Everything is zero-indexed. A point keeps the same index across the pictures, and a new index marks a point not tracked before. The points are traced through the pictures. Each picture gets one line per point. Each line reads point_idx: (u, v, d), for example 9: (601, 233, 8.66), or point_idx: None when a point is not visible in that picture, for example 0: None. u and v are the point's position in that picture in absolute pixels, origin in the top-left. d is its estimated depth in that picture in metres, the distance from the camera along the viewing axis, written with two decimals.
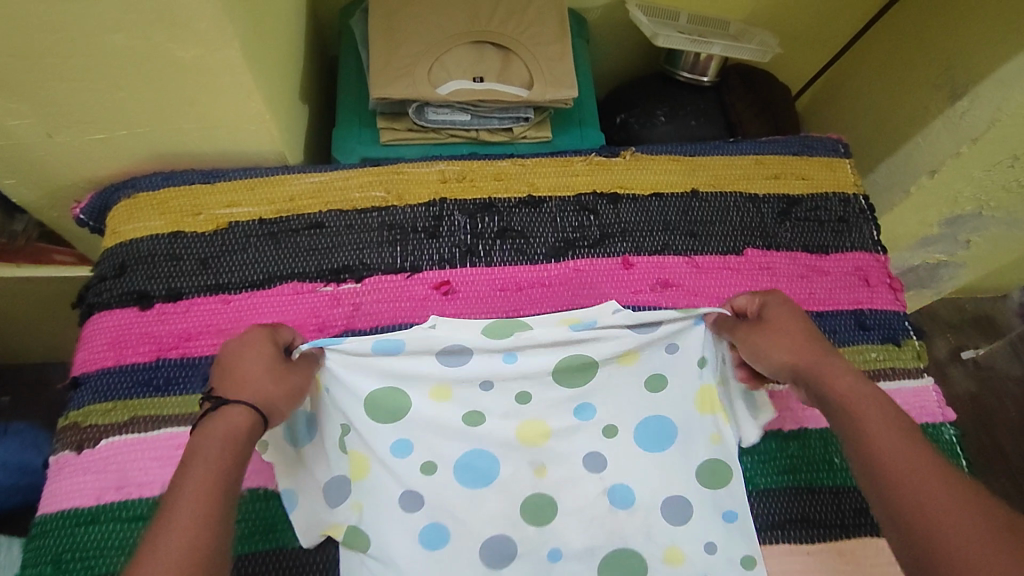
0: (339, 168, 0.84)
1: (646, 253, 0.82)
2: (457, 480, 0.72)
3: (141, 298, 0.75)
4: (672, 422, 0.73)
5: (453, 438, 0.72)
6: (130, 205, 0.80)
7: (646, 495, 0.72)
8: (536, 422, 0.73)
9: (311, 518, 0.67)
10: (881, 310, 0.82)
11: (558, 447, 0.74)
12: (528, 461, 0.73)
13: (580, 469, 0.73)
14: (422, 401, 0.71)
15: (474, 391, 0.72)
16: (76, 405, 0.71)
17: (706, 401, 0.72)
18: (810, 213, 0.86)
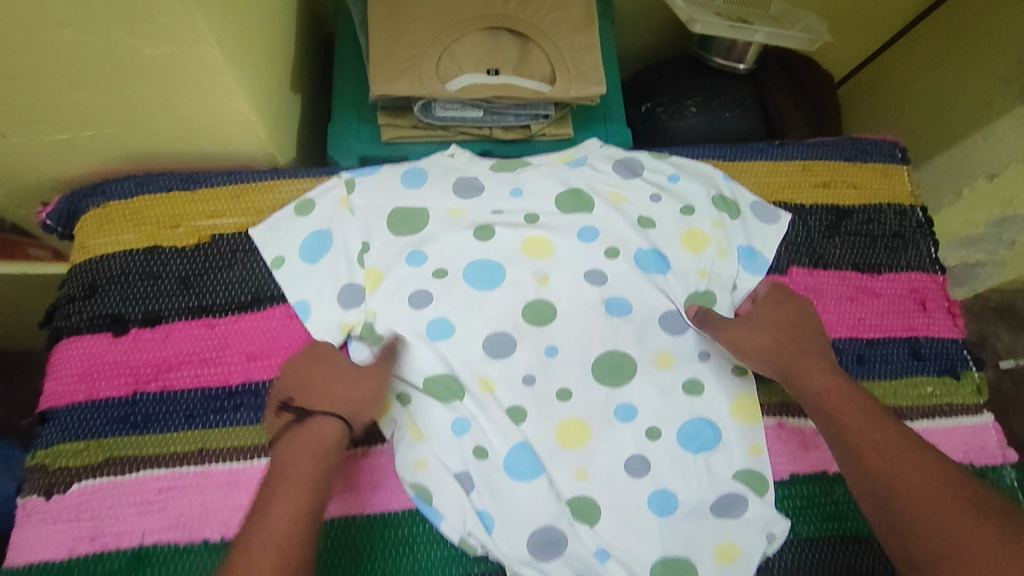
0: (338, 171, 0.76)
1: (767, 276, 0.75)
2: (478, 359, 0.69)
3: (115, 323, 0.67)
4: (670, 258, 0.75)
5: (472, 255, 0.73)
6: (101, 215, 0.71)
7: (650, 411, 0.68)
8: (544, 238, 0.74)
9: (326, 322, 0.68)
10: (937, 337, 0.74)
11: (566, 338, 0.71)
12: (541, 350, 0.70)
13: (591, 375, 0.70)
14: (441, 220, 0.74)
15: (506, 256, 0.73)
16: (43, 443, 0.63)
17: (697, 239, 0.76)
18: (862, 226, 0.77)
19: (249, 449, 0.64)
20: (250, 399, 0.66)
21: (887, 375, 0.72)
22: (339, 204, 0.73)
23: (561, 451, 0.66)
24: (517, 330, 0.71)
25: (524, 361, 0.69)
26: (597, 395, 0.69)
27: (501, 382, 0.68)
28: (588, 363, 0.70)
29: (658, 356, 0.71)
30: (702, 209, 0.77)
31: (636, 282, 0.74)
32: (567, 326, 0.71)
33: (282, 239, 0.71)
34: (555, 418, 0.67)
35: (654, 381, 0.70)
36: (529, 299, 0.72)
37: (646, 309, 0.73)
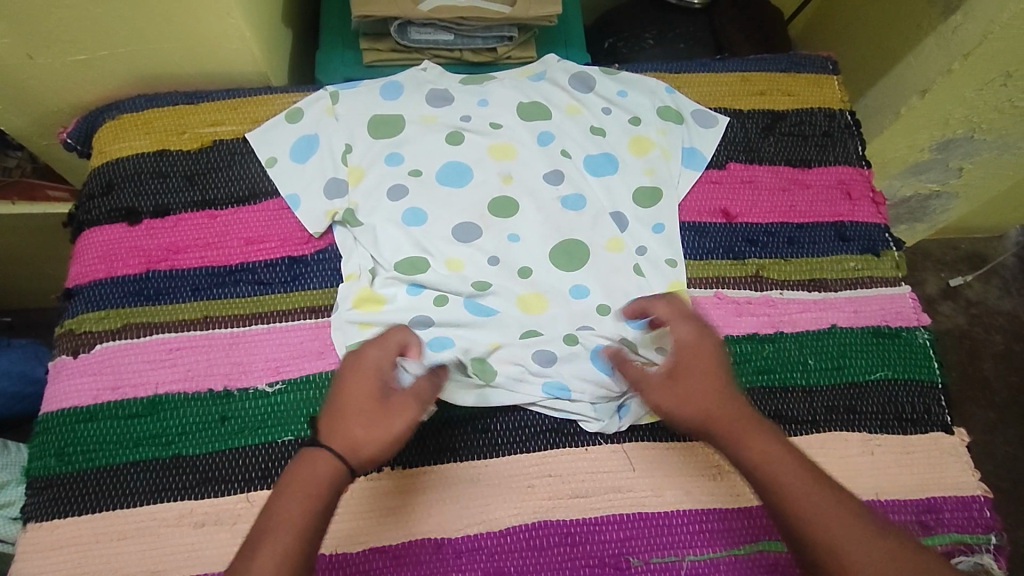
0: (327, 87, 0.86)
1: (716, 170, 0.84)
2: (448, 245, 0.78)
3: (129, 214, 0.76)
4: (618, 160, 0.83)
5: (443, 155, 0.82)
6: (115, 125, 0.81)
7: (596, 291, 0.76)
8: (508, 142, 0.83)
9: (313, 209, 0.78)
10: (862, 222, 0.82)
11: (524, 230, 0.79)
12: (503, 238, 0.79)
13: (548, 261, 0.78)
14: (416, 127, 0.83)
15: (472, 155, 0.82)
16: (70, 313, 0.73)
17: (642, 143, 0.84)
18: (795, 128, 0.86)
19: (247, 317, 0.73)
20: (248, 276, 0.75)
21: (815, 254, 0.80)
22: (325, 112, 0.83)
23: (519, 317, 0.74)
24: (483, 219, 0.79)
25: (488, 245, 0.78)
26: (555, 276, 0.77)
27: (467, 262, 0.77)
28: (547, 249, 0.78)
29: (608, 245, 0.79)
30: (649, 120, 0.85)
31: (586, 181, 0.82)
32: (528, 217, 0.80)
33: (276, 143, 0.81)
34: (515, 292, 0.76)
35: (604, 266, 0.77)
36: (494, 194, 0.80)
37: (597, 204, 0.81)
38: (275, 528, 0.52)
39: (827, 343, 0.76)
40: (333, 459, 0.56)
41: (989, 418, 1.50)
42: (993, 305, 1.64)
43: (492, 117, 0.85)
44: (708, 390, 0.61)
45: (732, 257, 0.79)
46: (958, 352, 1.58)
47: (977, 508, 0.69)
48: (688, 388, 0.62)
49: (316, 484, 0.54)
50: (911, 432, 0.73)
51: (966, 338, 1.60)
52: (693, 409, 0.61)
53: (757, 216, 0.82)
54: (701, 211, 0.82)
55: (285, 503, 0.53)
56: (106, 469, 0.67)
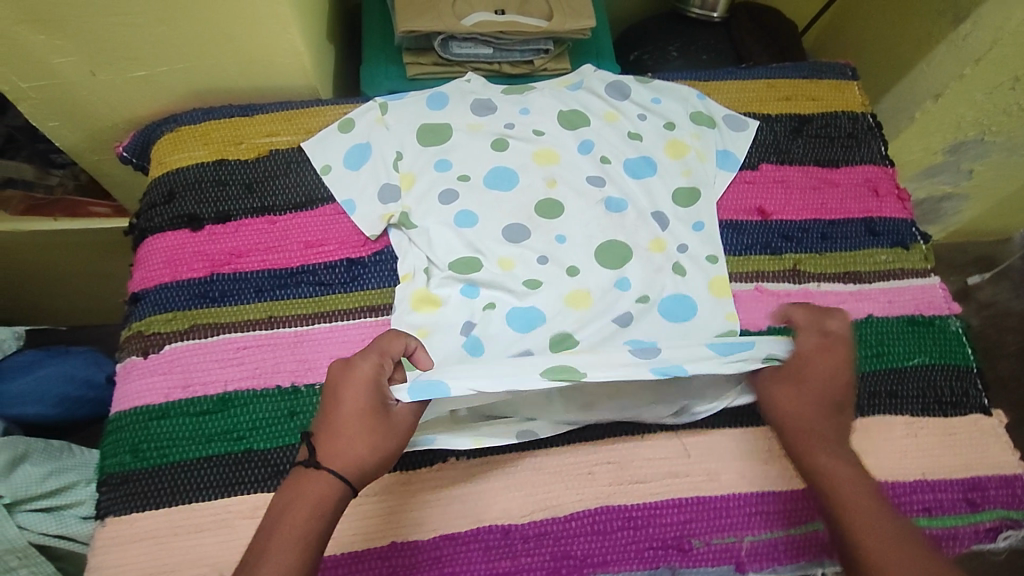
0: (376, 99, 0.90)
1: (750, 172, 0.88)
2: (499, 245, 0.80)
3: (191, 221, 0.79)
4: (655, 165, 0.87)
5: (491, 160, 0.85)
6: (174, 138, 0.84)
7: (643, 286, 0.79)
8: (551, 148, 0.87)
9: (368, 214, 0.81)
10: (890, 217, 0.86)
11: (570, 230, 0.82)
12: (550, 237, 0.82)
13: (595, 260, 0.80)
14: (462, 135, 0.87)
15: (518, 160, 0.86)
16: (139, 316, 0.75)
17: (677, 148, 0.88)
18: (821, 130, 0.91)
19: (310, 316, 0.76)
20: (308, 277, 0.78)
21: (848, 248, 0.84)
22: (374, 122, 0.87)
23: (566, 310, 0.77)
24: (531, 220, 0.82)
25: (536, 245, 0.81)
26: (601, 273, 0.79)
27: (517, 261, 0.80)
28: (593, 248, 0.81)
29: (652, 243, 0.82)
30: (683, 126, 0.89)
31: (627, 184, 0.86)
32: (574, 218, 0.83)
33: (330, 151, 0.85)
34: (564, 288, 0.78)
35: (649, 264, 0.80)
36: (540, 197, 0.84)
37: (638, 205, 0.84)
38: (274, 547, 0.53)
39: (864, 333, 0.79)
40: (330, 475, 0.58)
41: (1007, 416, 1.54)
42: (1004, 306, 1.69)
43: (534, 124, 0.89)
44: (811, 406, 0.66)
45: (769, 252, 0.83)
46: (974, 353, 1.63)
47: (1019, 484, 0.72)
48: (799, 401, 0.67)
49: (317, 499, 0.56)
50: (952, 414, 0.75)
51: (981, 339, 1.64)
52: (794, 416, 0.67)
53: (791, 213, 0.85)
54: (738, 210, 0.85)
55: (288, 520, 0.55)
56: (180, 465, 0.68)
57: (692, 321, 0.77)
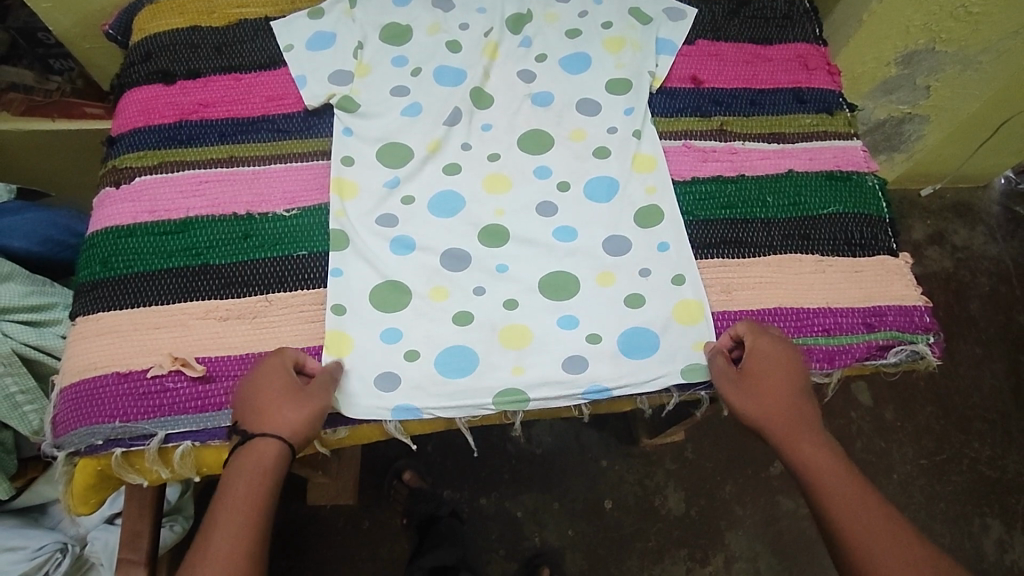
0: None
1: (687, 47, 0.93)
2: (431, 130, 0.85)
3: (166, 76, 0.87)
4: (590, 61, 0.91)
5: (441, 57, 0.90)
6: (154, 8, 0.92)
7: (563, 172, 0.83)
8: (495, 43, 0.91)
9: (319, 83, 0.87)
10: (818, 88, 0.91)
11: (500, 123, 0.86)
12: (483, 128, 0.86)
13: (520, 151, 0.85)
14: (421, 31, 0.92)
15: (464, 56, 0.90)
16: (115, 155, 0.83)
17: (617, 42, 0.92)
18: (757, 12, 0.96)
19: (268, 157, 0.83)
20: (268, 125, 0.85)
21: (775, 113, 0.89)
22: (343, 15, 0.92)
23: (483, 186, 0.82)
24: (465, 107, 0.86)
25: (466, 132, 0.85)
26: (520, 158, 0.84)
27: (449, 137, 0.84)
28: (516, 137, 0.85)
29: (573, 133, 0.86)
30: (619, 22, 0.94)
31: (557, 80, 0.89)
32: (502, 111, 0.87)
33: (293, 31, 0.91)
34: (483, 172, 0.83)
35: (569, 151, 0.85)
36: (474, 85, 0.88)
37: (569, 99, 0.88)
38: (214, 551, 0.55)
39: (783, 185, 0.84)
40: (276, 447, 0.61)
41: (978, 354, 1.50)
42: (980, 250, 1.64)
43: (484, 23, 0.93)
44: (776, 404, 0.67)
45: (699, 115, 0.88)
46: (944, 292, 1.57)
47: (918, 314, 0.76)
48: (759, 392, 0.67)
49: (260, 470, 0.60)
50: (859, 255, 0.80)
51: (952, 280, 1.59)
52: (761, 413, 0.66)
53: (724, 83, 0.91)
54: (673, 79, 0.91)
55: (230, 521, 0.57)
56: (143, 275, 0.75)
57: (614, 198, 0.82)
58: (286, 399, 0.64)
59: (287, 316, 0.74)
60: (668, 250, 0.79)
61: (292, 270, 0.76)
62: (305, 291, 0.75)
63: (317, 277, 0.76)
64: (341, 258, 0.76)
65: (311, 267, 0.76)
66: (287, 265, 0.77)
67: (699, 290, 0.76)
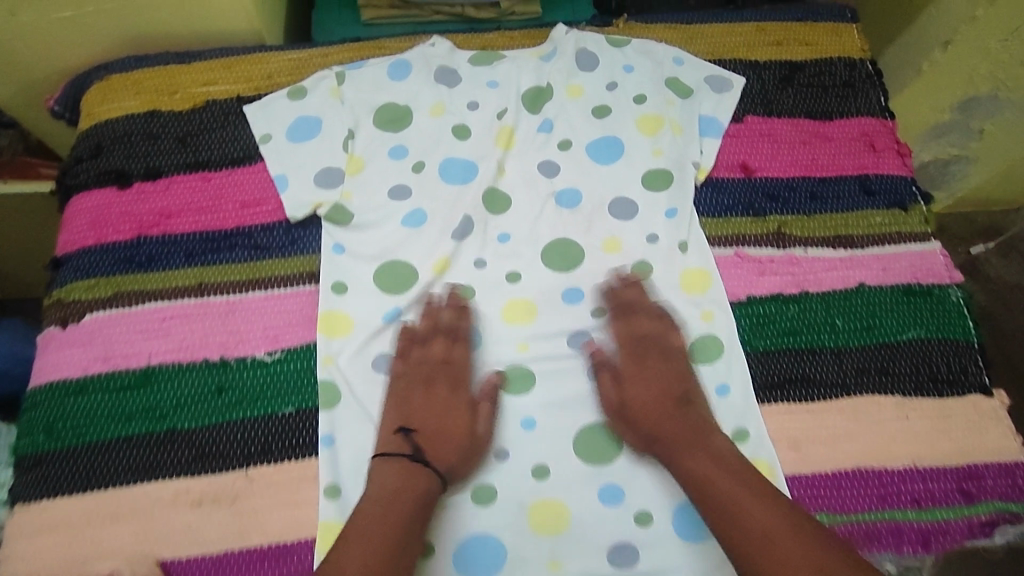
0: (325, 62, 0.81)
1: (734, 127, 0.79)
2: (438, 242, 0.71)
3: (119, 178, 0.73)
4: (622, 146, 0.77)
5: (446, 147, 0.76)
6: (104, 87, 0.78)
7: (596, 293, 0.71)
8: (508, 128, 0.77)
9: (303, 190, 0.73)
10: (887, 175, 0.78)
11: (519, 230, 0.73)
12: (499, 236, 0.73)
13: (544, 266, 0.72)
14: (422, 114, 0.78)
15: (473, 142, 0.77)
16: (60, 283, 0.69)
17: (653, 120, 0.78)
18: (814, 79, 0.82)
19: (245, 283, 0.69)
20: (244, 241, 0.71)
21: (840, 209, 0.76)
22: (329, 94, 0.78)
23: (503, 316, 0.70)
24: (476, 211, 0.73)
25: (479, 244, 0.72)
26: (545, 276, 0.71)
27: (459, 253, 0.72)
28: (539, 248, 0.73)
29: (606, 242, 0.73)
30: (654, 95, 0.79)
31: (585, 173, 0.76)
32: (521, 215, 0.74)
33: (271, 117, 0.76)
34: (502, 295, 0.71)
35: (602, 266, 0.72)
36: (487, 184, 0.75)
37: (600, 198, 0.75)
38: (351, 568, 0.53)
39: (854, 304, 0.72)
40: (429, 473, 0.60)
41: None
42: None
43: (497, 102, 0.79)
44: (653, 397, 0.64)
45: (752, 214, 0.75)
46: None
47: (1020, 474, 0.65)
48: (645, 382, 0.65)
49: (407, 492, 0.58)
50: (947, 394, 0.68)
51: None
52: (634, 404, 0.64)
53: (779, 173, 0.77)
54: (719, 169, 0.77)
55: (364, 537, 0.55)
56: (97, 446, 0.62)
57: None
58: (448, 426, 0.63)
59: (273, 498, 0.61)
60: (727, 396, 0.67)
61: (277, 433, 0.64)
62: (293, 462, 0.62)
63: (308, 444, 0.63)
64: (336, 420, 0.64)
65: (301, 430, 0.64)
66: (271, 426, 0.64)
67: (763, 447, 0.64)
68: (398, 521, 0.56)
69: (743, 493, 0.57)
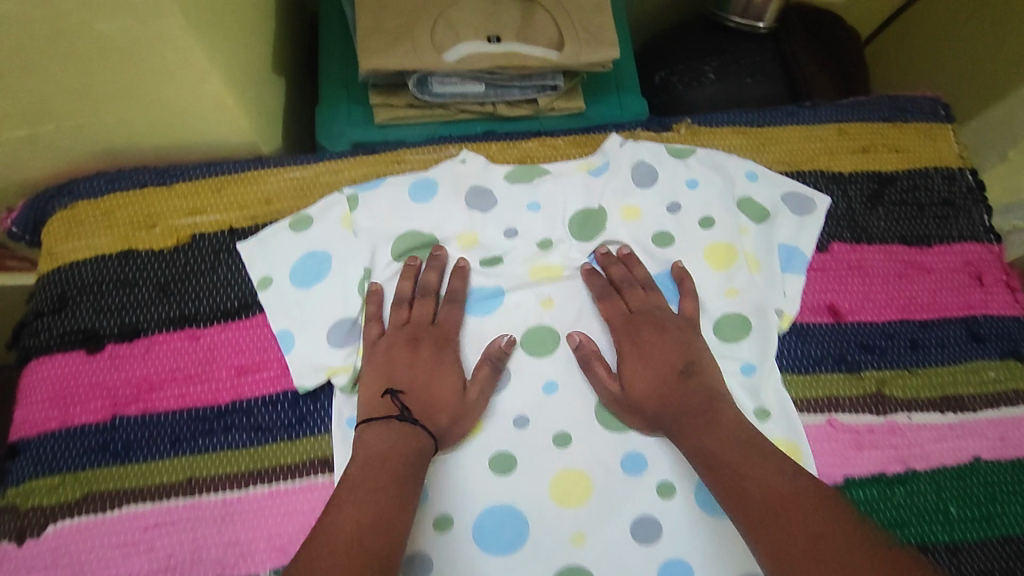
0: (337, 182, 0.69)
1: (818, 256, 0.67)
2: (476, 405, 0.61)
3: (89, 339, 0.60)
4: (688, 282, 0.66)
5: (479, 282, 0.66)
6: (68, 217, 0.64)
7: (662, 466, 0.60)
8: (556, 262, 0.68)
9: (313, 351, 0.61)
10: (997, 316, 0.67)
11: (568, 386, 0.63)
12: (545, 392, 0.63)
13: (600, 433, 0.61)
14: (449, 241, 0.67)
15: (513, 276, 0.67)
16: (14, 479, 0.56)
17: (724, 253, 0.67)
18: (907, 195, 0.70)
19: (244, 476, 0.57)
20: (241, 419, 0.59)
21: (947, 362, 0.65)
22: (340, 223, 0.66)
23: (553, 496, 0.59)
24: (516, 363, 0.63)
25: (524, 400, 0.62)
26: (602, 443, 0.61)
27: (499, 419, 0.61)
28: (593, 408, 0.62)
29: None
30: (722, 218, 0.68)
31: None
32: (570, 364, 0.64)
33: (271, 257, 0.64)
34: (550, 469, 0.60)
35: None
36: (531, 326, 0.65)
37: None
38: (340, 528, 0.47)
39: (970, 484, 0.60)
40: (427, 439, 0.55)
41: None
42: None
43: (540, 230, 0.69)
44: (660, 376, 0.60)
45: (844, 369, 0.64)
46: None
47: None
48: (649, 359, 0.61)
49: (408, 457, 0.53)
50: None
51: None
52: (637, 387, 0.60)
53: (873, 316, 0.66)
54: (802, 312, 0.66)
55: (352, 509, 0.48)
56: None
57: None
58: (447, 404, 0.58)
59: None
60: None
61: None
62: None
63: None
64: None
65: None
66: None
67: None
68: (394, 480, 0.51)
69: (767, 468, 0.52)
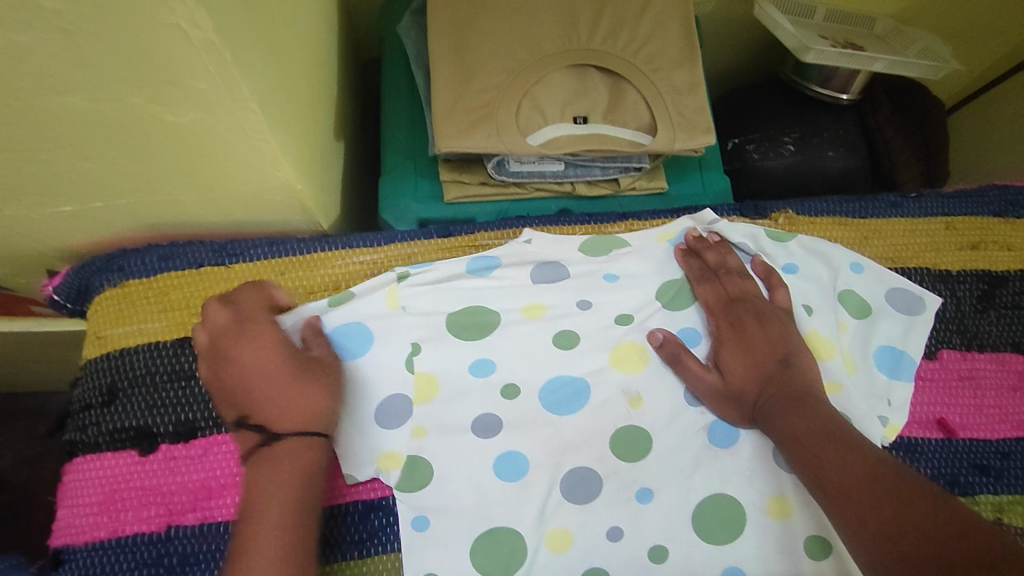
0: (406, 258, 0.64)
1: (926, 362, 0.62)
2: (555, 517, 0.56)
3: (141, 438, 0.56)
4: None
5: (557, 367, 0.61)
6: (118, 296, 0.60)
7: None
8: (634, 347, 0.62)
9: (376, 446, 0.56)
10: None
11: (659, 492, 0.57)
12: (632, 498, 0.57)
13: (691, 547, 0.56)
14: (515, 314, 0.62)
15: (597, 365, 0.61)
16: None
17: (824, 345, 0.61)
18: (1018, 298, 0.65)
19: None
20: None
21: None
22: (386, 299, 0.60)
23: None
24: (602, 464, 0.58)
25: (613, 508, 0.56)
26: (694, 558, 0.56)
27: (581, 532, 0.56)
28: (688, 518, 0.57)
29: (772, 503, 0.57)
30: (822, 307, 0.63)
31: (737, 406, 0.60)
32: (664, 466, 0.58)
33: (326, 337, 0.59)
34: None
35: (769, 542, 0.56)
36: (618, 426, 0.59)
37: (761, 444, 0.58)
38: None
39: None
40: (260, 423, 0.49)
41: None
42: None
43: (617, 302, 0.63)
44: (750, 367, 0.58)
45: (959, 493, 0.58)
46: None
47: None
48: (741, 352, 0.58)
49: (301, 472, 0.48)
50: None
51: None
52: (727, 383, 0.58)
53: (988, 432, 0.61)
54: (913, 424, 0.60)
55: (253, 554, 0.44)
56: None
57: None
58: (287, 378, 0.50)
59: None
60: None
61: None
62: None
63: None
64: None
65: None
66: None
67: None
68: (301, 500, 0.47)
69: (850, 454, 0.49)
